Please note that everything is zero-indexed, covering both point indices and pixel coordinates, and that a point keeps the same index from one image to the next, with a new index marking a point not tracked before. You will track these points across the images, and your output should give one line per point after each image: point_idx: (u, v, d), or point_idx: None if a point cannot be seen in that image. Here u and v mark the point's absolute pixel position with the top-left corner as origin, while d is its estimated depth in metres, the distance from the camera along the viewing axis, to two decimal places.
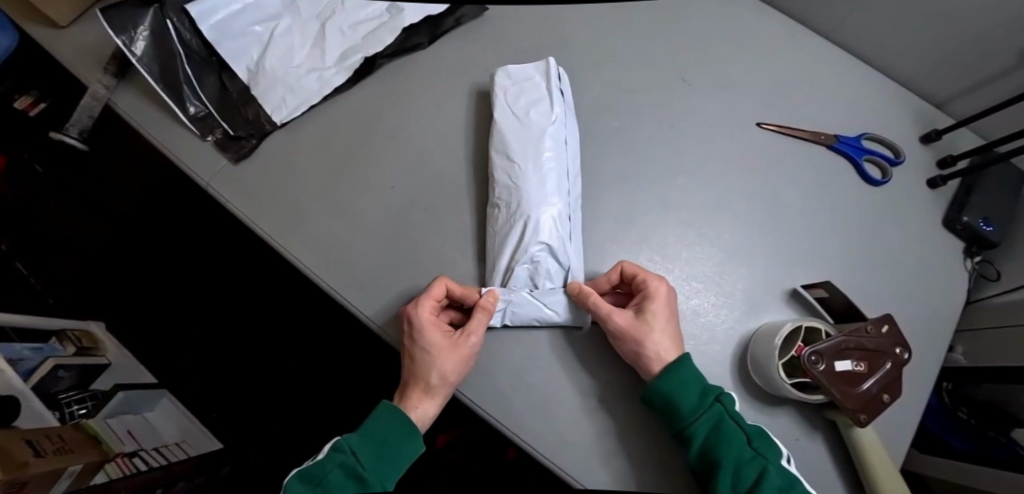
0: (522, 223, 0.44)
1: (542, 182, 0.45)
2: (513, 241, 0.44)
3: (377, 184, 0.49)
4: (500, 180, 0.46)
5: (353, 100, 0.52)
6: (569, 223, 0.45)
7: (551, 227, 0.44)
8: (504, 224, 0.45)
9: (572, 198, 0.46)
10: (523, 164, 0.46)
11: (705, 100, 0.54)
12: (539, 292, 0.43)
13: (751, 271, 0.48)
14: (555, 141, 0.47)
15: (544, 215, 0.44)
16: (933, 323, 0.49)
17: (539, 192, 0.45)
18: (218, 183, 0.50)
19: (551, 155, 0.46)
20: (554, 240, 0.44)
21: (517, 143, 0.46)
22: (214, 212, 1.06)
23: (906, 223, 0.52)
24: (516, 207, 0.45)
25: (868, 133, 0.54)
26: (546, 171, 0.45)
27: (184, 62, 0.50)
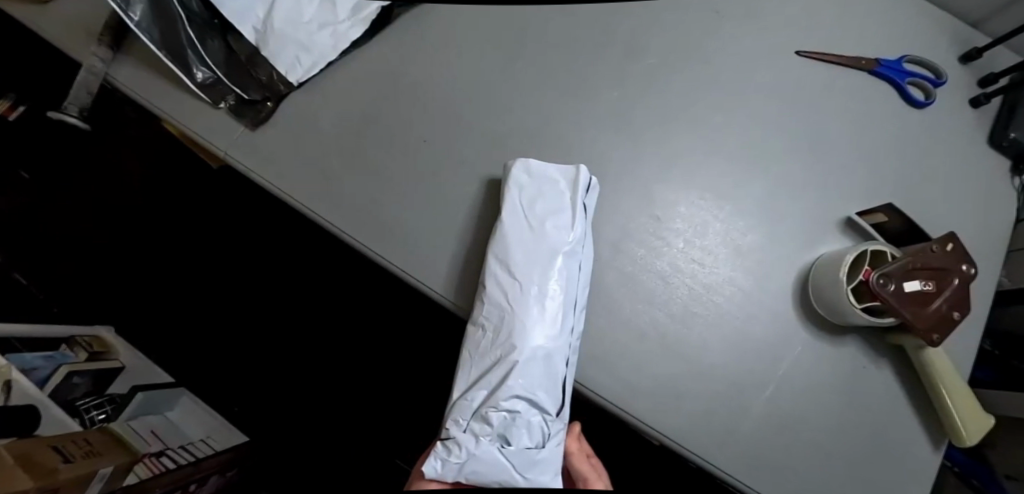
0: (509, 358, 0.38)
1: (542, 317, 0.38)
2: (494, 379, 0.38)
3: (409, 142, 0.46)
4: (490, 296, 0.40)
5: (370, 56, 0.49)
6: (563, 369, 0.39)
7: (542, 376, 0.38)
8: (486, 352, 0.39)
9: (574, 336, 0.40)
10: (525, 304, 0.39)
11: (740, 31, 0.51)
12: (511, 450, 0.36)
13: (804, 204, 0.46)
14: (567, 261, 0.40)
15: (540, 351, 0.38)
16: (985, 246, 0.49)
17: (538, 331, 0.38)
18: (237, 152, 0.46)
19: (559, 283, 0.39)
20: (548, 368, 0.38)
21: (522, 255, 0.40)
22: (211, 206, 1.01)
23: (954, 146, 0.50)
24: (506, 338, 0.38)
25: (910, 56, 0.52)
26: (550, 307, 0.39)
27: (186, 24, 0.47)
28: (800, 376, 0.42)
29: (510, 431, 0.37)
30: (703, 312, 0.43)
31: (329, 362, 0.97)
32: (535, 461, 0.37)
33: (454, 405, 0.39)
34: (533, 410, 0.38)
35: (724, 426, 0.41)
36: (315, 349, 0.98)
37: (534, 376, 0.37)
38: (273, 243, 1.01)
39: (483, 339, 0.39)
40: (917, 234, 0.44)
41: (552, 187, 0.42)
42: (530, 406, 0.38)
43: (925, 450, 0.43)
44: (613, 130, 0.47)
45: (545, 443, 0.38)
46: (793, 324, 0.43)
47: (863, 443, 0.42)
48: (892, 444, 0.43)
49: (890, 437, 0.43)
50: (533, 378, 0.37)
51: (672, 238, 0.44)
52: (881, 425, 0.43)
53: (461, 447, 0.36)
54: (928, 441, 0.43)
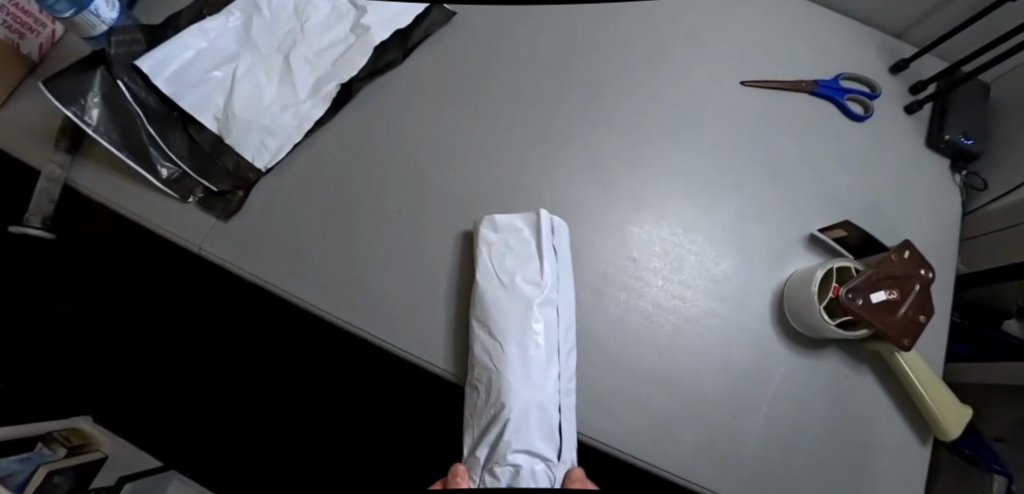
0: (502, 416, 0.38)
1: (528, 370, 0.39)
2: (493, 436, 0.38)
3: (383, 214, 0.47)
4: (477, 358, 0.40)
5: (336, 132, 0.50)
6: (558, 414, 0.39)
7: (539, 425, 0.38)
8: (481, 411, 0.39)
9: (564, 382, 0.40)
10: (510, 363, 0.39)
11: (689, 68, 0.53)
12: None
13: (770, 226, 0.48)
14: (544, 312, 0.41)
15: (532, 403, 0.38)
16: (938, 242, 0.52)
17: (525, 383, 0.39)
18: (211, 244, 0.46)
19: (541, 335, 0.40)
20: (544, 413, 0.39)
21: (501, 312, 0.40)
22: (187, 278, 0.99)
23: (897, 152, 0.54)
24: (496, 395, 0.39)
25: (844, 73, 0.55)
26: (532, 358, 0.39)
27: (145, 123, 0.47)
28: (791, 394, 0.44)
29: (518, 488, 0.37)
30: (692, 345, 0.44)
31: (327, 420, 0.96)
32: None
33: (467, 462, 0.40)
34: (536, 461, 0.38)
35: (726, 456, 0.42)
36: (309, 409, 0.96)
37: (527, 427, 0.38)
38: (256, 308, 0.99)
39: (477, 400, 0.39)
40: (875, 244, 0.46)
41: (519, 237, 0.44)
42: (531, 458, 0.38)
43: (916, 449, 0.45)
44: (584, 176, 0.48)
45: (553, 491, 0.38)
46: (778, 345, 0.45)
47: (859, 451, 0.44)
48: (885, 447, 0.45)
49: (882, 441, 0.45)
50: (528, 431, 0.38)
51: (651, 277, 0.46)
52: (873, 431, 0.45)
53: None
54: (916, 439, 0.45)
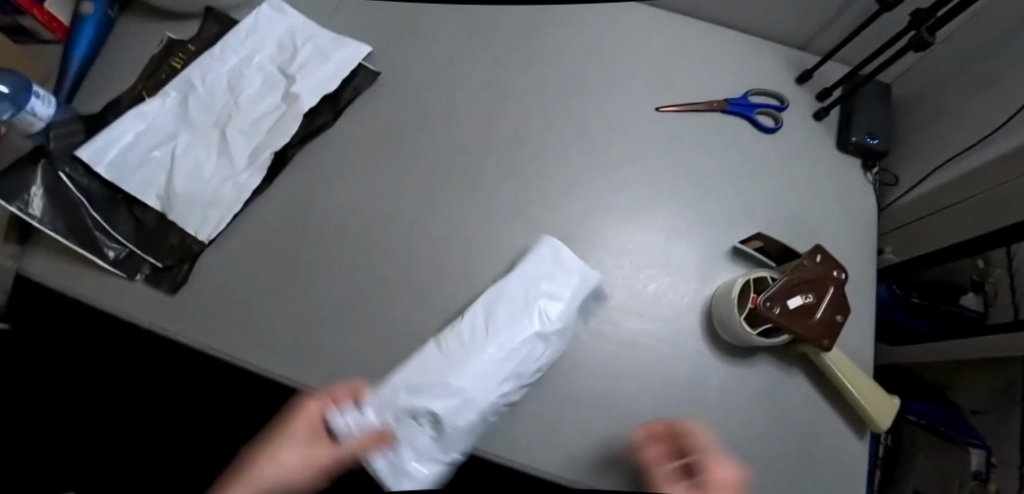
0: (447, 381, 0.40)
1: (484, 351, 0.42)
2: (430, 397, 0.40)
3: (325, 271, 0.49)
4: (457, 328, 0.43)
5: (275, 197, 0.52)
6: (484, 414, 0.41)
7: (473, 414, 0.40)
8: (429, 367, 0.41)
9: (504, 398, 0.41)
10: (446, 360, 0.41)
11: (606, 100, 0.57)
12: (413, 452, 0.39)
13: (694, 243, 0.51)
14: (534, 334, 0.43)
15: (477, 391, 0.40)
16: (857, 239, 0.55)
17: (476, 371, 0.41)
18: (160, 319, 0.48)
19: (523, 343, 0.43)
20: (486, 409, 0.40)
21: (512, 311, 0.44)
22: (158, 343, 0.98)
23: (810, 157, 0.57)
24: (452, 360, 0.41)
25: (753, 90, 0.59)
26: (490, 347, 0.42)
27: (89, 209, 0.49)
28: (727, 403, 0.46)
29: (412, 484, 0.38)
30: (629, 365, 0.46)
31: None
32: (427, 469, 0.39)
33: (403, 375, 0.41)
34: (433, 425, 0.39)
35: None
36: None
37: (465, 404, 0.40)
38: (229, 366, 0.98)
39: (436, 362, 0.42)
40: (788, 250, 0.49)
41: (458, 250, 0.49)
42: (433, 424, 0.39)
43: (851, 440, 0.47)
44: (515, 215, 0.51)
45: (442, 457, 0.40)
46: (710, 355, 0.47)
47: (798, 450, 0.46)
48: (823, 444, 0.47)
49: (819, 437, 0.47)
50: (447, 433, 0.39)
51: (586, 304, 0.48)
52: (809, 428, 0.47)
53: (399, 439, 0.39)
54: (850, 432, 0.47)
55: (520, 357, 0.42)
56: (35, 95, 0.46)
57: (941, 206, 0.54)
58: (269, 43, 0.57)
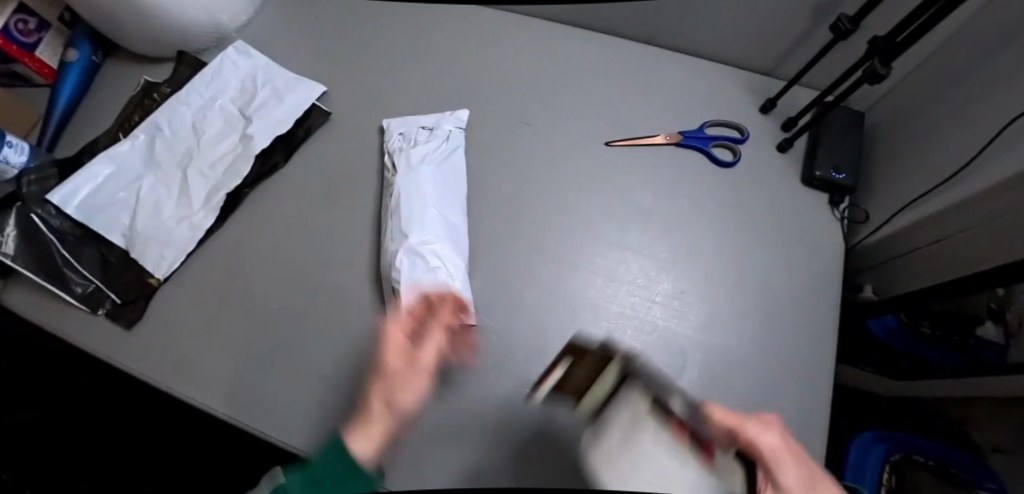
0: (431, 154, 0.50)
1: (431, 196, 0.48)
2: (430, 147, 0.51)
3: (269, 310, 0.51)
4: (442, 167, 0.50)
5: (227, 235, 0.54)
6: (409, 193, 0.47)
7: (409, 181, 0.48)
8: (424, 145, 0.51)
9: (412, 217, 0.46)
10: (405, 202, 0.47)
11: (553, 134, 0.56)
12: (423, 147, 0.51)
13: (635, 285, 0.50)
14: (448, 222, 0.47)
15: (410, 181, 0.48)
16: (821, 278, 0.52)
17: (415, 179, 0.48)
18: (114, 354, 0.50)
19: (440, 222, 0.47)
20: (411, 181, 0.48)
21: (457, 200, 0.49)
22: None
23: (770, 191, 0.54)
24: (439, 150, 0.51)
25: (710, 121, 0.57)
26: (433, 202, 0.48)
27: (58, 248, 0.53)
28: None
29: (403, 123, 0.53)
30: (560, 414, 0.45)
31: None
32: (407, 158, 0.50)
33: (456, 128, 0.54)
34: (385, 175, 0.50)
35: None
36: None
37: (408, 164, 0.49)
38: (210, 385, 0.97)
39: (437, 149, 0.51)
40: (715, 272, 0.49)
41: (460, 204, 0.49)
42: (412, 171, 0.49)
43: None
44: None
45: (422, 164, 0.49)
46: None
47: None
48: None
49: None
50: (423, 178, 0.48)
51: (518, 349, 0.47)
52: None
53: (434, 134, 0.52)
54: None
55: (413, 290, 0.43)
56: (8, 144, 0.51)
57: (936, 236, 0.49)
58: (231, 84, 0.60)
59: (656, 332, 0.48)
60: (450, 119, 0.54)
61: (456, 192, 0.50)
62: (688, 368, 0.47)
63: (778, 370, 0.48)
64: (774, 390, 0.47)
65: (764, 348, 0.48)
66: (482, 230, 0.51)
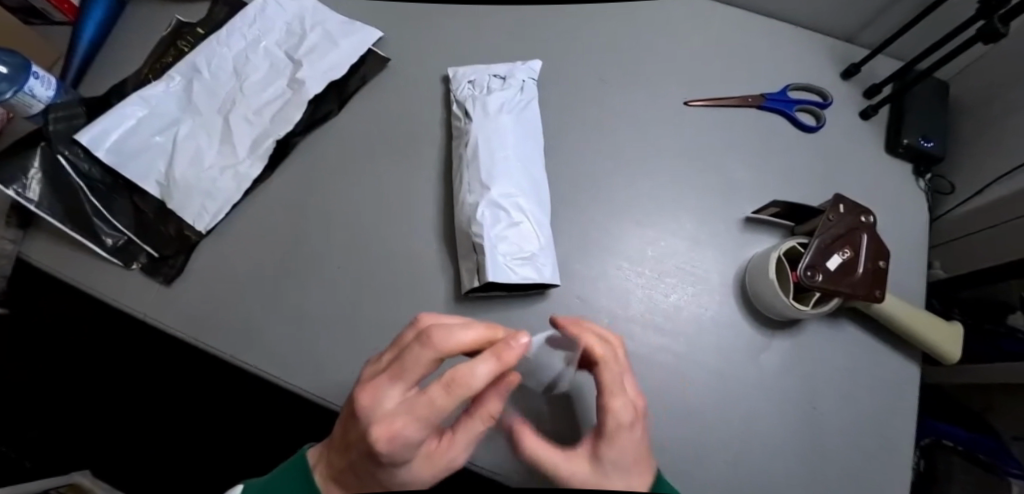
0: (506, 105, 0.47)
1: (510, 146, 0.45)
2: (504, 96, 0.48)
3: (323, 268, 0.47)
4: (519, 116, 0.47)
5: (275, 186, 0.50)
6: (485, 143, 0.44)
7: (486, 130, 0.45)
8: (498, 93, 0.48)
9: (494, 170, 0.43)
10: (486, 152, 0.44)
11: (627, 93, 0.52)
12: (497, 96, 0.47)
13: (719, 251, 0.47)
14: (531, 174, 0.44)
15: (488, 131, 0.45)
16: (907, 250, 0.49)
17: (493, 128, 0.45)
18: (153, 311, 0.46)
19: (522, 173, 0.44)
20: (487, 131, 0.45)
21: (535, 151, 0.46)
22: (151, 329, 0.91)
23: (855, 159, 0.52)
24: (514, 99, 0.48)
25: (793, 84, 0.54)
26: (512, 153, 0.44)
27: (88, 194, 0.48)
28: (750, 425, 0.42)
29: (474, 72, 0.50)
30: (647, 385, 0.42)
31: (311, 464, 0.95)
32: (480, 106, 0.46)
33: (528, 75, 0.50)
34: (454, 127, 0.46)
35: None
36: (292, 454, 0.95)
37: (483, 112, 0.46)
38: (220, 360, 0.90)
39: (509, 97, 0.48)
40: (807, 208, 0.46)
41: (539, 158, 0.46)
42: (487, 118, 0.45)
43: (888, 476, 0.43)
44: None
45: (498, 112, 0.46)
46: (732, 375, 0.43)
47: (833, 485, 0.42)
48: (850, 480, 0.43)
49: (853, 472, 0.43)
50: (502, 127, 0.45)
51: (600, 312, 0.44)
52: (839, 464, 0.43)
53: (507, 82, 0.49)
54: (887, 467, 0.43)
55: (498, 244, 0.40)
56: (35, 76, 0.45)
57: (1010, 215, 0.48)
58: (277, 25, 0.55)
59: (743, 298, 0.46)
60: (523, 66, 0.50)
61: (534, 144, 0.46)
62: (777, 339, 0.45)
63: (866, 344, 0.46)
64: (861, 363, 0.45)
65: (854, 322, 0.46)
66: (557, 189, 0.48)
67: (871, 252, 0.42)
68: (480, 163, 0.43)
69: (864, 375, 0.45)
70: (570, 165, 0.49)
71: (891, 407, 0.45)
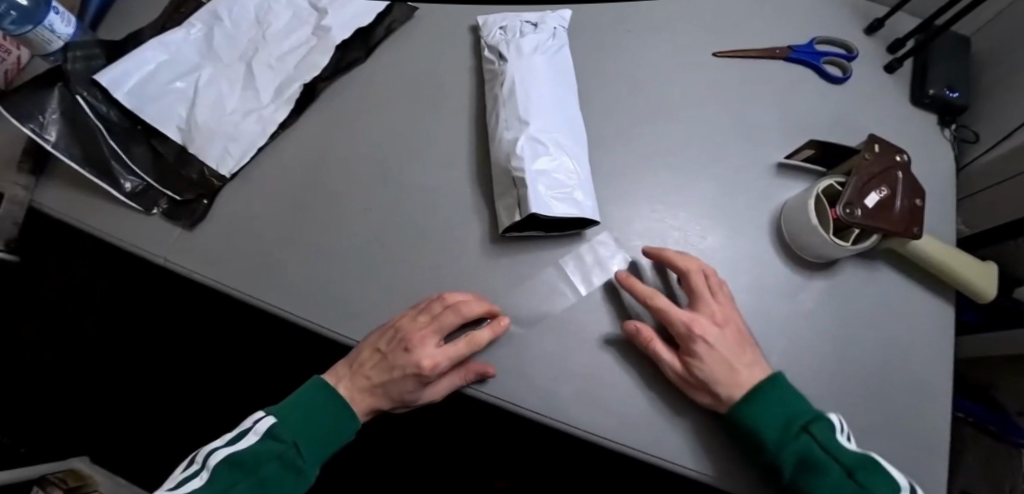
0: (539, 47, 0.47)
1: (546, 85, 0.44)
2: (537, 38, 0.47)
3: (353, 212, 0.46)
4: (552, 59, 0.47)
5: (301, 133, 0.49)
6: (521, 80, 0.44)
7: (521, 69, 0.44)
8: (530, 36, 0.47)
9: (531, 106, 0.42)
10: (522, 90, 0.43)
11: (657, 44, 0.52)
12: (529, 38, 0.47)
13: (753, 196, 0.47)
14: (567, 113, 0.44)
15: (523, 70, 0.44)
16: (935, 198, 0.50)
17: (528, 67, 0.45)
18: (175, 257, 0.44)
19: (559, 111, 0.43)
20: (521, 70, 0.44)
21: (569, 92, 0.46)
22: (155, 307, 0.89)
23: (881, 110, 0.52)
24: (546, 43, 0.48)
25: (818, 38, 0.54)
26: (548, 92, 0.44)
27: (106, 137, 0.46)
28: (792, 364, 0.42)
29: (505, 18, 0.49)
30: None
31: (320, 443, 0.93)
32: (513, 47, 0.46)
33: (558, 21, 0.50)
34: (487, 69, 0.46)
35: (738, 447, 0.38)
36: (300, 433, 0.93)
37: (517, 52, 0.46)
38: (226, 338, 0.87)
39: (541, 40, 0.47)
40: (841, 150, 0.46)
41: (573, 99, 0.45)
42: (520, 58, 0.45)
43: (927, 416, 0.43)
44: None
45: (532, 53, 0.46)
46: (770, 315, 0.43)
47: (874, 424, 0.42)
48: (891, 420, 0.42)
49: (893, 412, 0.42)
50: (537, 67, 0.45)
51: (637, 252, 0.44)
52: (876, 402, 0.42)
53: (539, 26, 0.48)
54: (925, 407, 0.43)
55: (538, 177, 0.39)
56: (55, 11, 0.44)
57: None
58: None
59: (779, 241, 0.46)
60: (554, 13, 0.50)
61: (568, 86, 0.46)
62: (813, 281, 0.45)
63: (899, 287, 0.46)
64: (896, 306, 0.45)
65: (887, 267, 0.46)
66: (590, 134, 0.48)
67: (907, 189, 0.42)
68: (517, 100, 0.43)
69: (898, 318, 0.45)
70: (602, 111, 0.49)
71: (926, 349, 0.45)
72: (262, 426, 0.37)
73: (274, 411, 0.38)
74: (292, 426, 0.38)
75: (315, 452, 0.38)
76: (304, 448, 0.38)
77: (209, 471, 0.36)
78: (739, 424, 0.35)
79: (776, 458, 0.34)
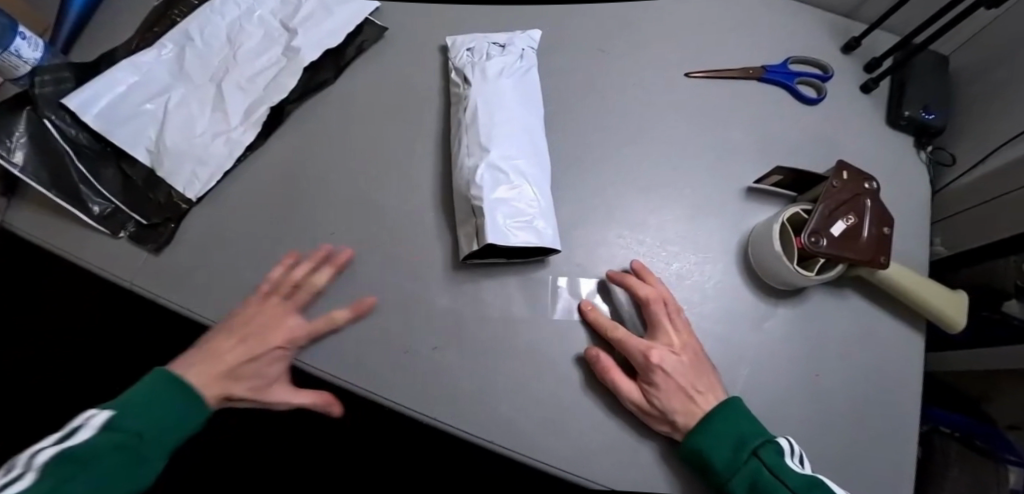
0: (505, 71, 0.47)
1: (511, 110, 0.44)
2: (503, 61, 0.47)
3: (320, 235, 0.46)
4: (518, 83, 0.47)
5: (270, 155, 0.49)
6: (484, 106, 0.44)
7: (485, 95, 0.44)
8: (496, 59, 0.47)
9: (494, 132, 0.42)
10: (486, 116, 0.43)
11: (630, 63, 0.52)
12: (495, 62, 0.47)
13: (722, 220, 0.47)
14: (532, 138, 0.44)
15: (488, 95, 0.44)
16: (907, 222, 0.49)
17: (493, 92, 0.45)
18: (142, 281, 0.44)
19: (523, 136, 0.43)
20: (485, 96, 0.44)
21: (534, 116, 0.46)
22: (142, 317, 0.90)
23: (856, 132, 0.52)
24: (515, 66, 0.48)
25: (793, 57, 0.54)
26: (512, 117, 0.44)
27: (75, 161, 0.46)
28: (756, 393, 0.41)
29: (473, 39, 0.49)
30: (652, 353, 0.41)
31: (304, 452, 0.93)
32: (478, 72, 0.46)
33: (528, 43, 0.49)
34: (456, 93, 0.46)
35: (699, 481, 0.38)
36: None
37: (483, 77, 0.46)
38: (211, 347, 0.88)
39: (508, 63, 0.47)
40: (811, 175, 0.45)
41: (538, 123, 0.45)
42: (485, 83, 0.45)
43: (895, 446, 0.42)
44: None
45: (498, 77, 0.46)
46: (736, 343, 0.43)
47: (840, 454, 0.41)
48: (858, 450, 0.42)
49: (859, 442, 0.42)
50: (502, 92, 0.45)
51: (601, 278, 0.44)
52: (843, 433, 0.42)
53: (507, 47, 0.48)
54: (894, 437, 0.43)
55: (498, 206, 0.39)
56: (21, 36, 0.44)
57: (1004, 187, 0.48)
58: None
59: (746, 267, 0.45)
60: (523, 34, 0.50)
61: (535, 109, 0.46)
62: (780, 308, 0.44)
63: (868, 315, 0.45)
64: (865, 333, 0.45)
65: (857, 293, 0.46)
66: (558, 157, 0.47)
67: (874, 217, 0.41)
68: (480, 125, 0.43)
69: (868, 345, 0.45)
70: (571, 134, 0.48)
71: (895, 376, 0.44)
72: (95, 420, 0.32)
73: (107, 406, 0.34)
74: (137, 414, 0.34)
75: (161, 440, 0.35)
76: (150, 433, 0.34)
77: (34, 472, 0.29)
78: (693, 450, 0.36)
79: (727, 483, 0.35)
